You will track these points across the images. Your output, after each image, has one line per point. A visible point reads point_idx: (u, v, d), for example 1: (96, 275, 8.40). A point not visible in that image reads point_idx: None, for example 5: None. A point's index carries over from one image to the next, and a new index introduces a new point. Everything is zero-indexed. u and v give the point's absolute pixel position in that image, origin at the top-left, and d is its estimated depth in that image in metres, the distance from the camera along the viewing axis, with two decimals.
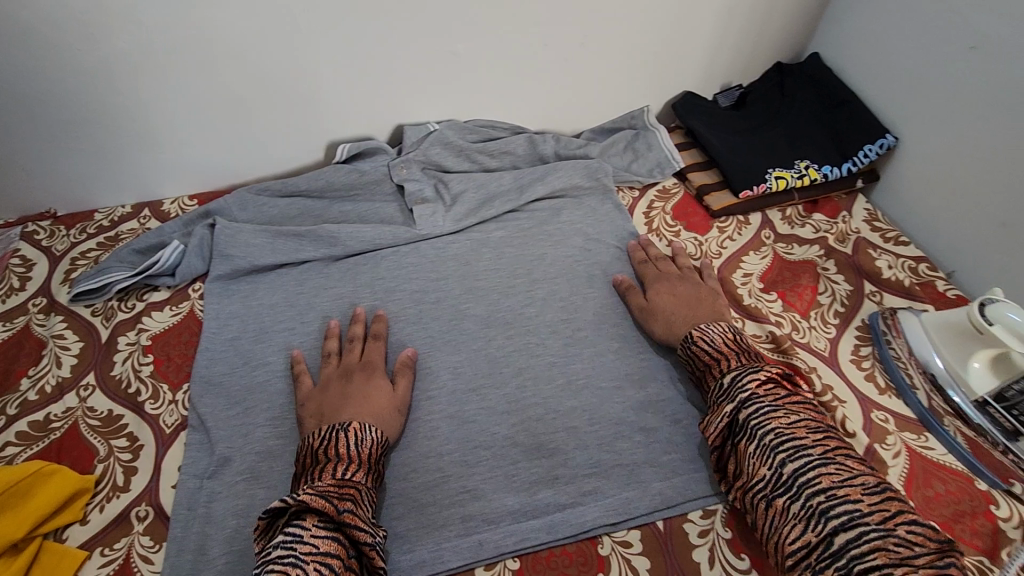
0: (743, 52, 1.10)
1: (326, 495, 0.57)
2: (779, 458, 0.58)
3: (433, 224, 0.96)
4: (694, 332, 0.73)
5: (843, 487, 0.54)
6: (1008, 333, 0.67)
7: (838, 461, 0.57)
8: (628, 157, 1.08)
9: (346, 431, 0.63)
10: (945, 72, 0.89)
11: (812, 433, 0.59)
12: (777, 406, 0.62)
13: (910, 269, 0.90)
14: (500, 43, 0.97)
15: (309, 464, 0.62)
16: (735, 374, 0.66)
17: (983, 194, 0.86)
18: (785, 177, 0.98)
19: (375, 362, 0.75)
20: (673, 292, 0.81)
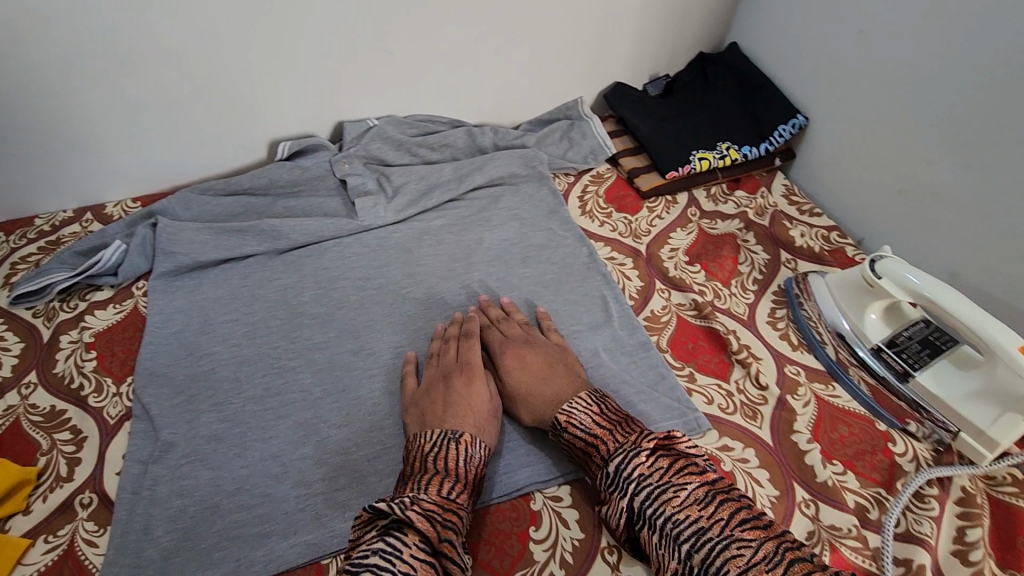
0: (667, 44, 1.17)
1: (431, 515, 0.57)
2: (684, 549, 0.54)
3: (375, 215, 0.99)
4: (560, 416, 0.67)
5: (750, 569, 0.50)
6: (894, 284, 0.73)
7: (736, 538, 0.53)
8: (564, 146, 1.13)
9: (458, 443, 0.65)
10: (843, 54, 0.96)
11: (703, 509, 0.55)
12: (665, 485, 0.58)
13: (822, 237, 0.97)
14: (432, 40, 1.01)
15: (416, 470, 0.63)
16: (617, 461, 0.61)
17: (882, 166, 0.94)
18: (708, 158, 1.05)
19: (473, 363, 0.74)
20: (523, 370, 0.73)
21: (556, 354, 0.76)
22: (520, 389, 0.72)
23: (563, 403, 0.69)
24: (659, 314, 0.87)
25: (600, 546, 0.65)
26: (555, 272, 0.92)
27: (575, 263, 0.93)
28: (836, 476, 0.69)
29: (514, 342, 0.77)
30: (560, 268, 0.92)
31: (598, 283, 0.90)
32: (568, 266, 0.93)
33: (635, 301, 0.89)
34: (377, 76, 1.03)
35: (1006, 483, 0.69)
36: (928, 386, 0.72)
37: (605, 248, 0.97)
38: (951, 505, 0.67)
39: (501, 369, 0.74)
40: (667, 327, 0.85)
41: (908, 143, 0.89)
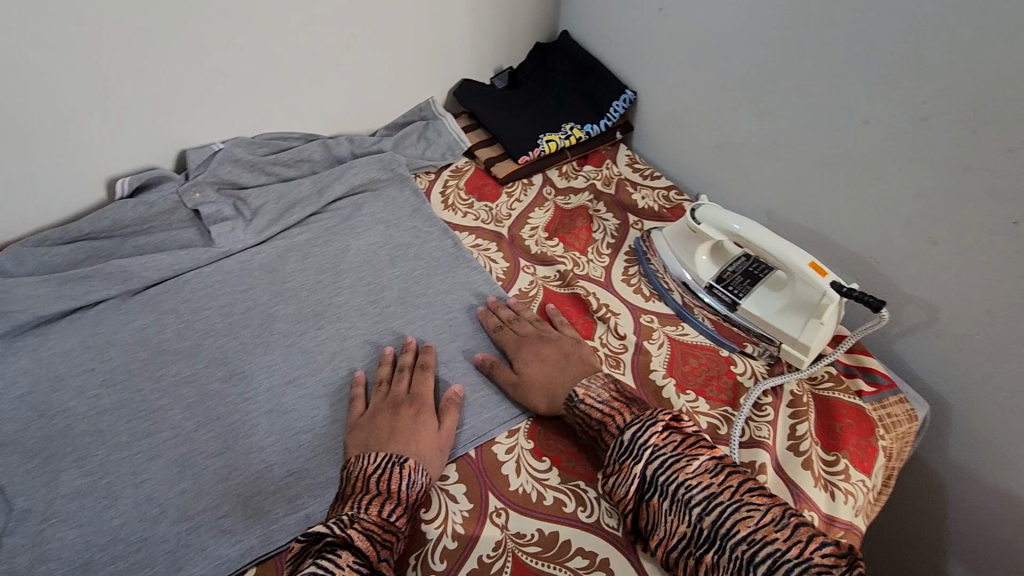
0: (502, 38, 1.24)
1: (370, 536, 0.59)
2: (696, 513, 0.59)
3: (234, 239, 0.97)
4: (578, 390, 0.72)
5: (760, 530, 0.56)
6: (711, 226, 0.83)
7: (746, 502, 0.59)
8: (422, 146, 1.17)
9: (403, 466, 0.65)
10: (650, 31, 1.07)
11: (715, 476, 0.61)
12: (678, 455, 0.63)
13: (663, 197, 1.07)
14: (264, 54, 1.01)
15: (357, 489, 0.64)
16: (634, 430, 0.65)
17: (698, 125, 1.05)
18: (555, 139, 1.13)
19: (424, 395, 0.75)
20: (540, 359, 0.78)
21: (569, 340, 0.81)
22: (539, 378, 0.76)
23: (579, 381, 0.73)
24: (526, 290, 0.92)
25: (488, 511, 0.69)
26: (424, 266, 0.95)
27: (442, 255, 0.97)
28: (689, 403, 0.77)
29: (525, 337, 0.81)
30: (427, 262, 0.96)
31: (465, 270, 0.94)
32: (435, 259, 0.97)
33: (503, 280, 0.94)
34: (212, 97, 1.01)
35: (825, 380, 0.80)
36: (752, 310, 0.82)
37: (470, 237, 1.02)
38: (784, 408, 0.77)
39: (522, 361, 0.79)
40: (536, 300, 0.91)
41: (712, 103, 1.00)
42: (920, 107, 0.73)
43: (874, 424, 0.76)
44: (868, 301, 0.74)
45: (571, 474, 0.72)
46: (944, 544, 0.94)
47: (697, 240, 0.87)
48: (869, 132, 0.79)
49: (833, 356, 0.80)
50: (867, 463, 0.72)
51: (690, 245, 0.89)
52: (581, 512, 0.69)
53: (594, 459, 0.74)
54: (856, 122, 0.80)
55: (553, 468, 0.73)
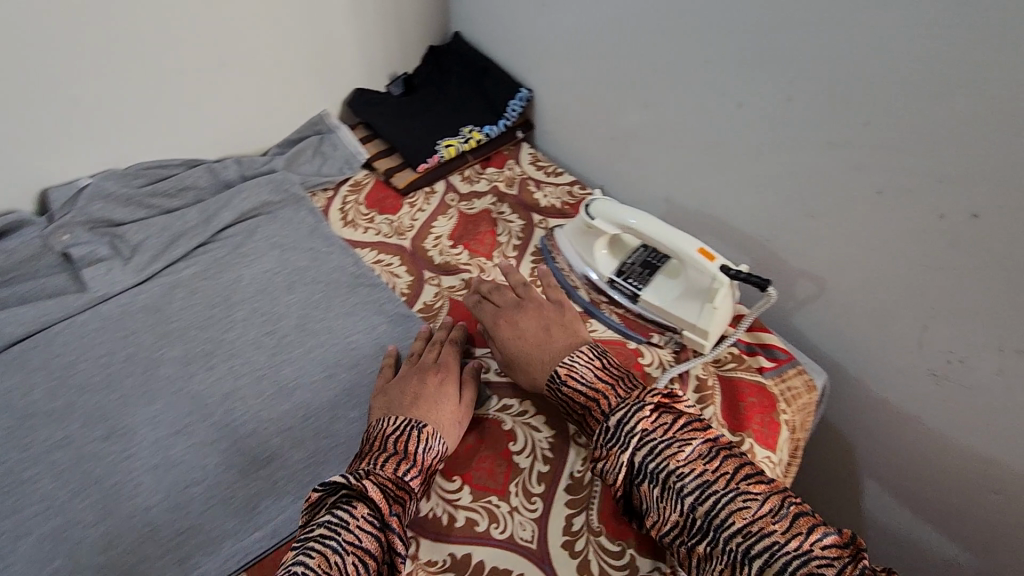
0: (392, 43, 1.20)
1: (384, 490, 0.59)
2: (688, 502, 0.57)
3: (110, 281, 0.89)
4: (562, 369, 0.69)
5: (757, 522, 0.55)
6: (606, 222, 0.83)
7: (743, 491, 0.56)
8: (318, 162, 1.12)
9: (420, 430, 0.64)
10: (535, 28, 1.06)
11: (709, 462, 0.59)
12: (670, 441, 0.60)
13: (566, 193, 1.06)
14: (125, 80, 0.95)
15: (376, 447, 0.63)
16: (620, 416, 0.62)
17: (593, 119, 1.05)
18: (454, 144, 1.11)
19: (448, 363, 0.74)
20: (524, 335, 0.75)
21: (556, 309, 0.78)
22: (526, 357, 0.74)
23: (565, 357, 0.71)
24: (432, 303, 0.89)
25: None
26: (324, 289, 0.91)
27: (343, 276, 0.93)
28: None
29: (508, 310, 0.78)
30: (328, 284, 0.92)
31: (366, 289, 0.91)
32: (336, 280, 0.92)
33: (407, 295, 0.91)
34: (74, 130, 0.94)
35: (728, 361, 0.82)
36: (653, 300, 0.82)
37: (371, 253, 0.98)
38: (691, 394, 0.77)
39: (505, 338, 0.76)
40: (441, 313, 0.88)
41: (603, 96, 1.01)
42: (784, 88, 0.74)
43: (776, 400, 0.78)
44: (757, 279, 0.75)
45: (482, 490, 0.69)
46: (861, 504, 0.98)
47: (595, 234, 0.87)
48: (744, 116, 0.81)
49: (735, 337, 0.81)
50: (771, 439, 0.74)
51: (589, 240, 0.88)
52: (494, 529, 0.66)
53: (506, 471, 0.71)
54: (731, 106, 0.81)
55: (465, 486, 0.69)
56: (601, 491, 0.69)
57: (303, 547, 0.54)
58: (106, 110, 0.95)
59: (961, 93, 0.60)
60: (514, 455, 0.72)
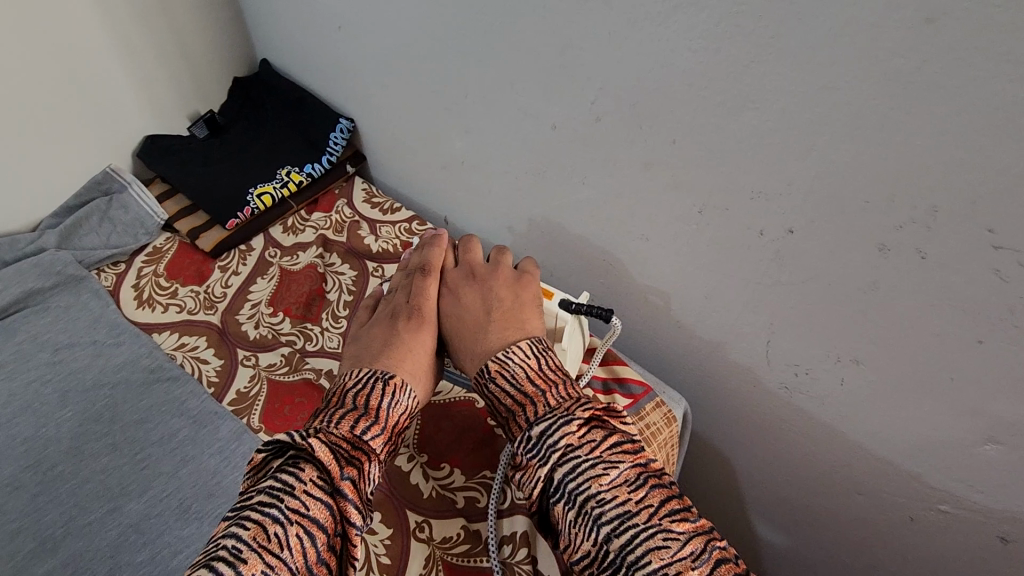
0: (186, 81, 1.04)
1: (336, 450, 0.51)
2: (603, 532, 0.47)
3: None
4: (492, 364, 0.60)
5: (674, 565, 0.44)
6: None
7: (665, 528, 0.46)
8: (106, 231, 0.94)
9: (386, 384, 0.59)
10: (341, 53, 0.95)
11: (634, 491, 0.48)
12: (595, 461, 0.49)
13: (404, 232, 0.95)
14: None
15: (333, 404, 0.57)
16: (545, 426, 0.52)
17: (422, 148, 0.96)
18: (269, 191, 0.97)
19: (423, 308, 0.69)
20: (464, 313, 0.68)
21: (510, 291, 0.69)
22: (457, 337, 0.67)
23: (500, 351, 0.61)
24: (246, 391, 0.76)
25: None
26: (109, 394, 0.75)
27: (135, 372, 0.77)
28: (440, 482, 0.68)
29: (456, 276, 0.72)
30: (113, 387, 0.76)
31: (164, 385, 0.76)
32: (125, 379, 0.76)
33: (216, 386, 0.76)
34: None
35: None
36: None
37: (171, 337, 0.82)
38: None
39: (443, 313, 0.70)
40: (257, 401, 0.74)
41: (425, 124, 0.92)
42: (591, 108, 0.69)
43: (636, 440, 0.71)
44: (598, 310, 0.70)
45: None
46: (748, 516, 0.95)
47: None
48: (562, 138, 0.74)
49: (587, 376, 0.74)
50: None
51: None
52: None
53: None
54: (546, 128, 0.75)
55: None
56: None
57: (238, 519, 0.46)
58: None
59: (753, 108, 0.56)
60: None
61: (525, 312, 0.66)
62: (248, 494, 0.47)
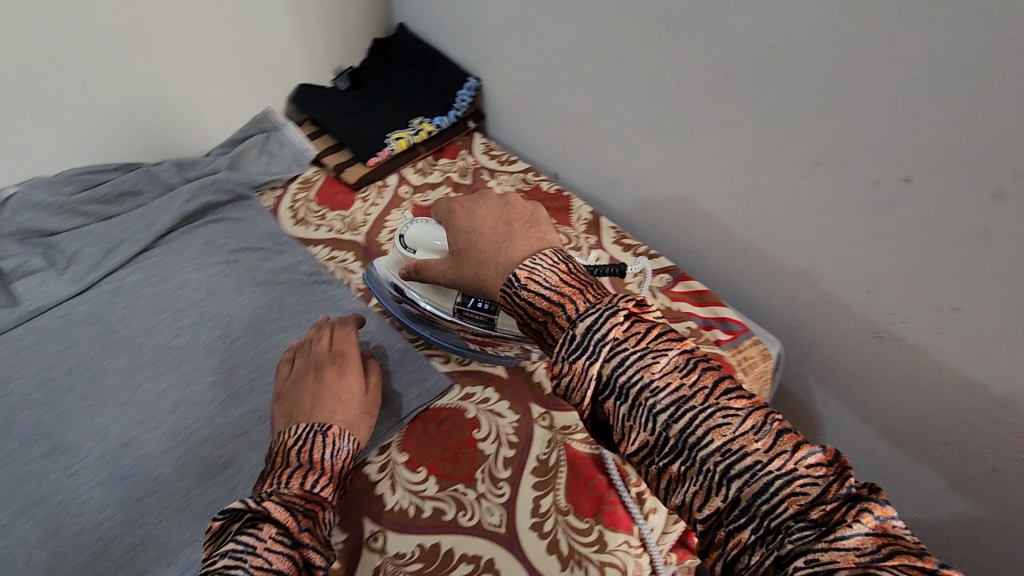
0: (337, 38, 1.18)
1: (291, 506, 0.57)
2: (662, 421, 0.51)
3: (47, 292, 0.86)
4: (521, 272, 0.59)
5: (737, 439, 0.48)
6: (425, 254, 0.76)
7: (724, 407, 0.50)
8: (264, 160, 1.09)
9: (324, 436, 0.63)
10: (478, 17, 1.06)
11: (685, 376, 0.52)
12: (644, 353, 0.53)
13: (520, 180, 1.07)
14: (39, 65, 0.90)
15: (278, 465, 0.61)
16: (590, 322, 0.54)
17: (542, 106, 1.06)
18: (404, 137, 1.10)
19: (348, 354, 0.72)
20: (481, 227, 0.66)
21: (523, 209, 0.68)
22: (477, 251, 0.65)
23: (525, 260, 0.61)
24: None
25: (363, 537, 0.64)
26: (277, 288, 0.89)
27: (297, 274, 0.91)
28: None
29: (469, 198, 0.71)
30: (281, 284, 0.89)
31: (321, 286, 0.89)
32: (289, 278, 0.90)
33: (363, 291, 0.89)
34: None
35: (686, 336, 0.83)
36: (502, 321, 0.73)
37: (325, 250, 0.96)
38: None
39: (459, 230, 0.68)
40: None
41: (548, 86, 1.02)
42: (721, 66, 0.77)
43: (734, 368, 0.80)
44: (613, 269, 0.75)
45: (448, 479, 0.68)
46: None
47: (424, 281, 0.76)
48: (687, 95, 0.82)
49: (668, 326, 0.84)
50: None
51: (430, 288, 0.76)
52: (462, 517, 0.65)
53: (471, 459, 0.70)
54: (672, 86, 0.84)
55: (430, 477, 0.69)
56: (566, 472, 0.69)
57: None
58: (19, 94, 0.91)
59: (883, 62, 0.62)
60: (479, 443, 0.71)
61: (541, 225, 0.66)
62: (212, 558, 0.51)
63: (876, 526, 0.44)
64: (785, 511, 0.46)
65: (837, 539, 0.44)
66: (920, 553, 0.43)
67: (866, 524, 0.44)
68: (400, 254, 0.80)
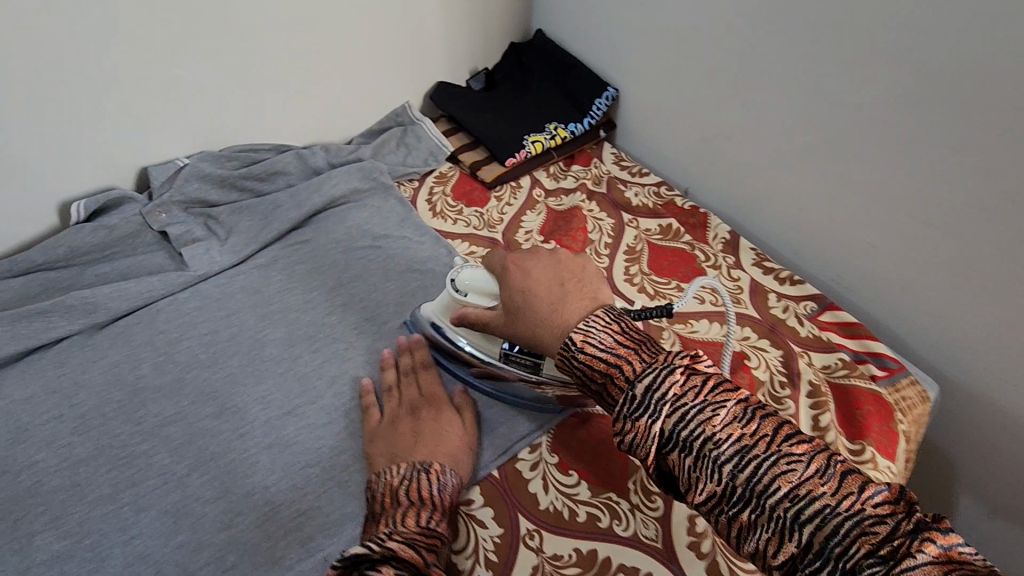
0: (478, 39, 1.20)
1: (414, 544, 0.54)
2: (727, 470, 0.50)
3: (210, 261, 0.90)
4: (576, 335, 0.59)
5: (801, 483, 0.48)
6: (476, 298, 0.71)
7: (786, 453, 0.49)
8: (401, 153, 1.12)
9: (430, 474, 0.61)
10: (629, 26, 1.05)
11: (746, 426, 0.51)
12: (703, 406, 0.52)
13: (654, 193, 1.06)
14: (78, 63, 0.82)
15: (388, 505, 0.59)
16: (649, 380, 0.54)
17: (684, 120, 1.04)
18: (540, 140, 1.10)
19: (439, 394, 0.70)
20: (535, 285, 0.64)
21: (573, 266, 0.67)
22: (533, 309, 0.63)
23: (579, 321, 0.60)
24: None
25: (519, 534, 0.65)
26: (421, 277, 0.91)
27: (439, 266, 0.93)
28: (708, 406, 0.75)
29: (521, 255, 0.69)
30: (424, 273, 0.91)
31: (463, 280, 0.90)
32: (432, 269, 0.92)
33: None
34: (25, 109, 0.81)
35: (839, 367, 0.80)
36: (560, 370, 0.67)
37: (464, 245, 0.99)
38: (805, 398, 0.77)
39: (510, 285, 0.66)
40: None
41: (695, 101, 1.01)
42: (915, 93, 0.74)
43: (893, 408, 0.76)
44: (658, 312, 0.70)
45: (601, 486, 0.68)
46: (951, 516, 0.96)
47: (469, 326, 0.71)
48: (865, 120, 0.80)
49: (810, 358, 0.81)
50: (891, 448, 0.73)
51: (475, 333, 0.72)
52: (617, 525, 0.65)
53: (622, 469, 0.70)
54: (852, 109, 0.80)
55: (582, 481, 0.69)
56: None
57: None
58: (55, 90, 0.82)
59: None
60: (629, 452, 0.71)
61: (594, 283, 0.65)
62: None
63: (939, 555, 0.43)
64: (858, 552, 0.44)
65: (904, 571, 0.42)
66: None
67: (930, 553, 0.43)
68: (450, 297, 0.74)
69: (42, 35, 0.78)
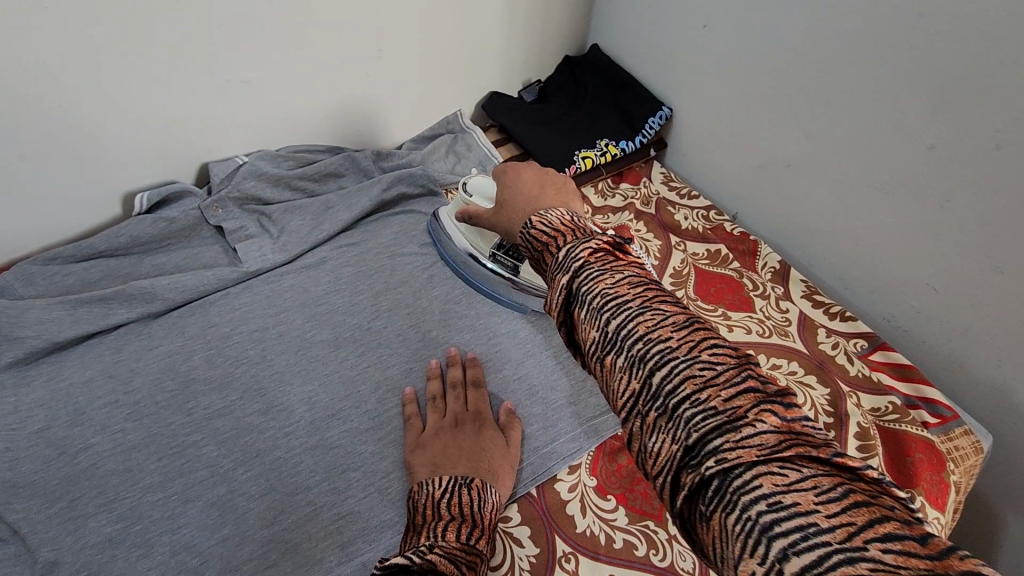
0: (534, 51, 1.21)
1: (454, 558, 0.50)
2: (603, 317, 0.46)
3: (262, 258, 0.92)
4: (533, 217, 0.57)
5: (666, 337, 0.43)
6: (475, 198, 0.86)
7: (662, 312, 0.45)
8: (451, 160, 1.13)
9: (472, 490, 0.61)
10: (690, 47, 1.04)
11: (636, 288, 0.46)
12: (605, 269, 0.48)
13: (702, 217, 1.05)
14: (78, 67, 0.79)
15: (430, 518, 0.57)
16: (568, 246, 0.50)
17: (740, 145, 1.03)
18: (591, 156, 1.10)
19: (484, 412, 0.72)
20: (519, 186, 0.68)
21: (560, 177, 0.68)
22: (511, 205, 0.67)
23: (540, 209, 0.59)
24: None
25: (556, 556, 0.65)
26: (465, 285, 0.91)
27: None
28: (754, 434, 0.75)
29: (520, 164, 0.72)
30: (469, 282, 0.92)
31: None
32: None
33: None
34: (62, 105, 0.80)
35: (889, 412, 0.79)
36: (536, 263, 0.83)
37: None
38: (849, 441, 0.75)
39: (501, 185, 0.71)
40: None
41: (753, 128, 0.99)
42: (993, 136, 0.71)
43: (944, 458, 0.75)
44: None
45: (640, 514, 0.69)
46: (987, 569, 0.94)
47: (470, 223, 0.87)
48: (933, 160, 0.77)
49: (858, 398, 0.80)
50: (939, 499, 0.72)
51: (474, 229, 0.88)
52: (654, 555, 0.66)
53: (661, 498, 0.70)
54: (920, 148, 0.78)
55: (620, 507, 0.69)
56: None
57: None
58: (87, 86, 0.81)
59: None
60: None
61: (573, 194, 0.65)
62: None
63: (779, 426, 0.38)
64: (684, 394, 0.41)
65: (740, 436, 0.38)
66: (820, 447, 0.38)
67: (770, 423, 0.38)
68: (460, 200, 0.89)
69: (75, 33, 0.76)
